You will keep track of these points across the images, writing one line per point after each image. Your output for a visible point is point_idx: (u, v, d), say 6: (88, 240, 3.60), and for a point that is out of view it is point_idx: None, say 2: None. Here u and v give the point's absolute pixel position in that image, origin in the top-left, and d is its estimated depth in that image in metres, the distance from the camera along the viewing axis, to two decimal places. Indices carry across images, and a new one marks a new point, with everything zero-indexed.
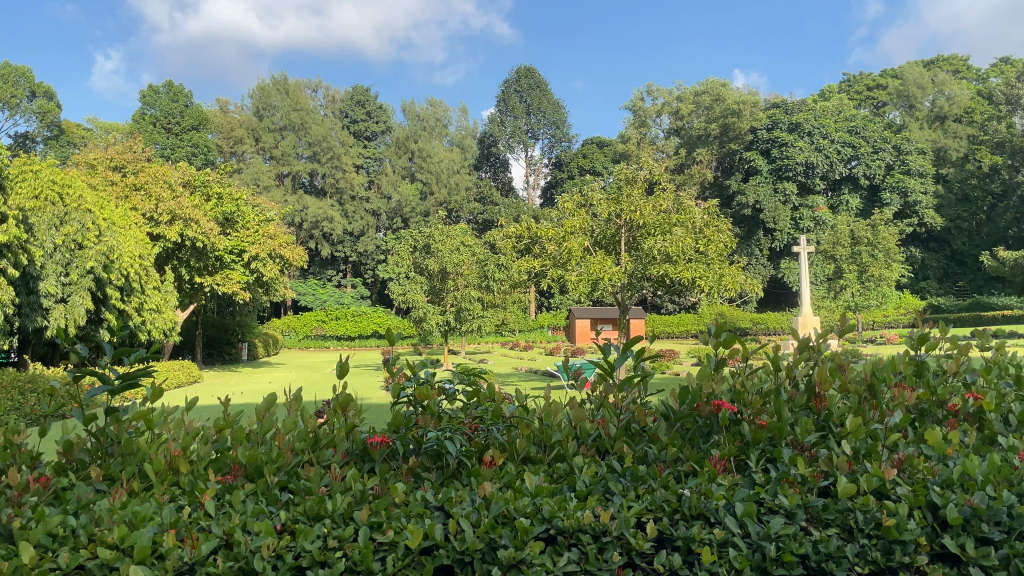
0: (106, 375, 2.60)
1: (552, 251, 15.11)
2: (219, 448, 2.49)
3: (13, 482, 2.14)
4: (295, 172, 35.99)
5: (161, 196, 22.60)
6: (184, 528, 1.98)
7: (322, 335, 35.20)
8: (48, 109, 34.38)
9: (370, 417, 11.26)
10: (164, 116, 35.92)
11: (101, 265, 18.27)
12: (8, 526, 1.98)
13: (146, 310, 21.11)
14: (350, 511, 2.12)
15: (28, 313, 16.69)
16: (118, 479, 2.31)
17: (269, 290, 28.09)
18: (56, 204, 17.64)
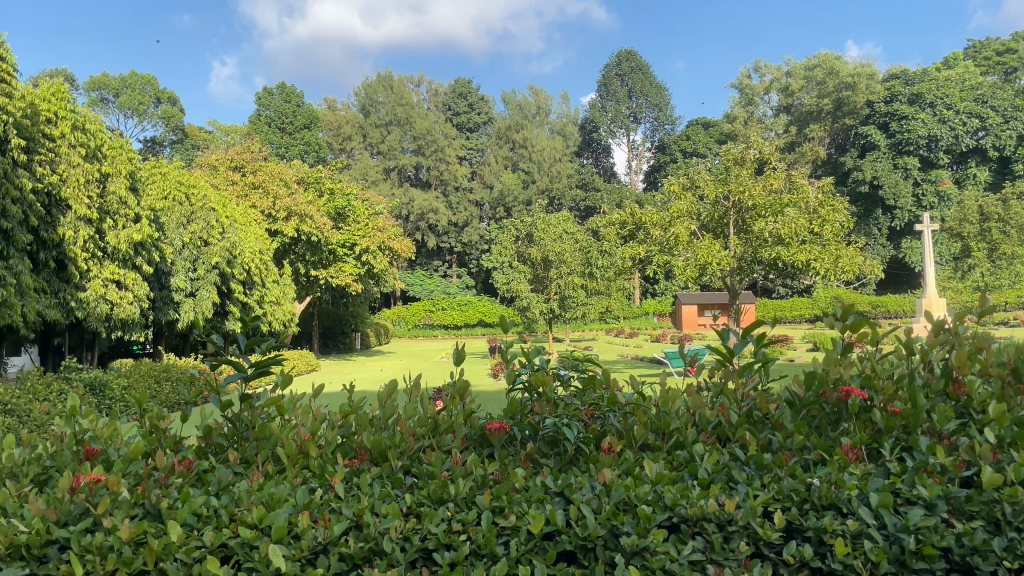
0: (239, 362, 2.73)
1: (658, 236, 14.84)
2: (345, 433, 2.58)
3: (160, 464, 2.29)
4: (401, 165, 37.04)
5: (278, 194, 23.77)
6: (317, 509, 2.06)
7: (431, 325, 36.13)
8: (173, 114, 36.53)
9: (486, 403, 11.52)
10: (279, 116, 36.91)
11: (225, 260, 19.49)
12: (156, 505, 2.10)
13: (268, 302, 22.44)
14: (472, 495, 2.15)
15: (162, 307, 17.79)
16: (254, 462, 2.43)
17: (380, 281, 28.98)
18: (184, 204, 18.62)
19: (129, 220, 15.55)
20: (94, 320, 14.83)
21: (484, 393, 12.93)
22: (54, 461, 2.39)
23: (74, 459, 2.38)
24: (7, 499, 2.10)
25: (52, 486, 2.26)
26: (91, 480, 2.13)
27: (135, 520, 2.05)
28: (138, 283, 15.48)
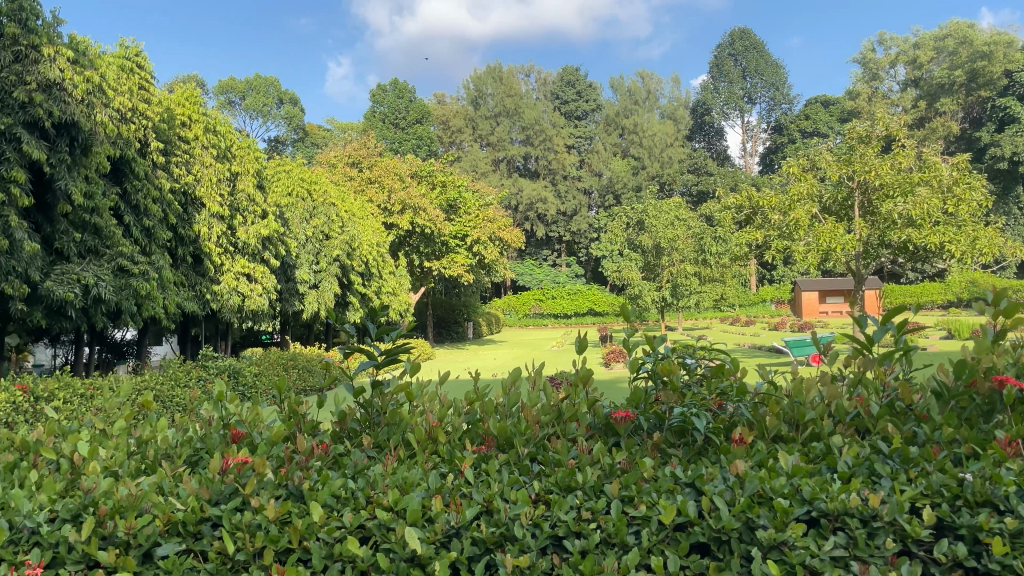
0: (371, 351, 2.82)
1: (776, 221, 14.32)
2: (471, 420, 2.62)
3: (301, 448, 2.40)
4: (510, 156, 37.36)
5: (393, 187, 24.48)
6: (449, 493, 2.11)
7: (541, 314, 36.34)
8: (294, 114, 38.11)
9: (608, 393, 11.38)
10: (393, 112, 37.85)
11: (345, 253, 20.28)
12: (298, 486, 2.20)
13: (385, 293, 23.31)
14: (601, 484, 2.14)
15: (289, 298, 18.64)
16: (386, 447, 2.51)
17: (491, 271, 29.38)
18: (307, 200, 19.48)
19: (257, 216, 16.38)
20: (228, 311, 15.73)
21: (602, 383, 12.81)
22: (204, 443, 2.54)
23: (222, 441, 2.53)
24: (164, 478, 2.25)
25: (203, 467, 2.41)
26: (239, 462, 2.27)
27: (279, 499, 2.15)
28: (266, 275, 16.34)
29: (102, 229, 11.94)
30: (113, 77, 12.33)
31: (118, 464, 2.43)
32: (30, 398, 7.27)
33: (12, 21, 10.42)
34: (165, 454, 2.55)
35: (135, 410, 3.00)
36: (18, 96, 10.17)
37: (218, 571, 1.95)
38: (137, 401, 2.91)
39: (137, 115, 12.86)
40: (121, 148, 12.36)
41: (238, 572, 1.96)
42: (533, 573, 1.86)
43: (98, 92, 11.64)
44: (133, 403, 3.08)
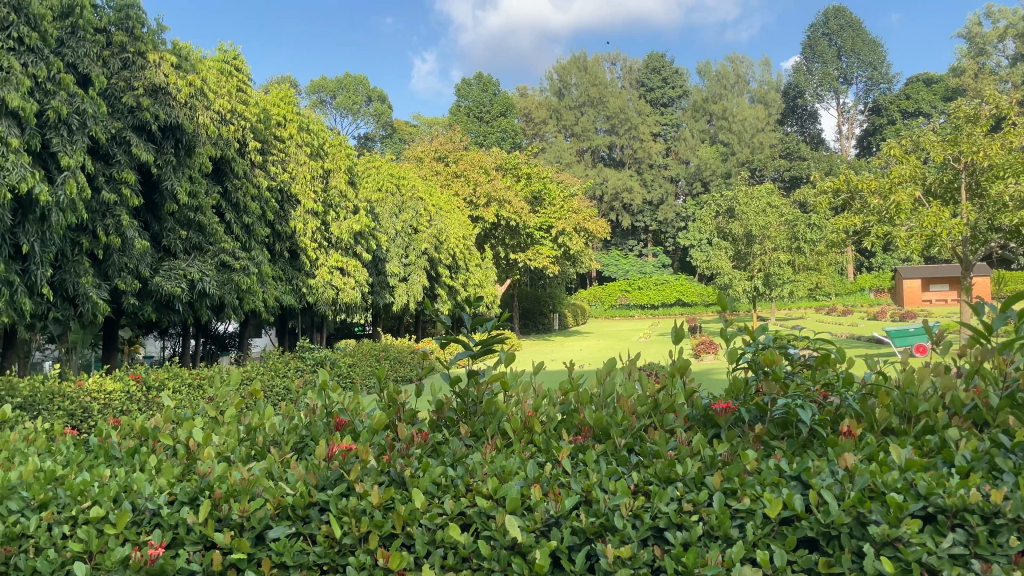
0: (466, 342, 2.83)
1: (875, 205, 13.74)
2: (566, 410, 2.62)
3: (401, 437, 2.45)
4: (595, 146, 37.16)
5: (478, 181, 24.73)
6: (548, 483, 2.11)
7: (627, 305, 36.05)
8: (382, 111, 38.91)
9: (706, 383, 11.26)
10: (477, 106, 37.85)
11: (433, 247, 20.63)
12: (399, 474, 2.25)
13: (471, 285, 23.64)
14: (702, 476, 2.09)
15: (380, 291, 19.08)
16: (483, 436, 2.54)
17: (576, 262, 29.31)
18: (396, 195, 19.90)
19: (349, 212, 16.84)
20: (323, 304, 16.25)
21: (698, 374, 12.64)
22: (309, 431, 2.63)
23: (326, 429, 2.62)
24: (274, 464, 2.35)
25: (309, 453, 2.50)
26: (344, 450, 2.34)
27: (382, 486, 2.21)
28: (358, 269, 16.80)
29: (205, 226, 12.47)
30: (213, 80, 12.84)
31: (230, 450, 2.54)
32: (143, 387, 7.66)
33: (120, 30, 10.96)
34: (274, 441, 2.66)
35: (245, 399, 3.14)
36: (127, 101, 10.73)
37: (327, 554, 2.01)
38: (245, 390, 3.04)
39: (236, 116, 13.37)
40: (222, 149, 12.88)
41: (346, 556, 2.02)
42: (635, 564, 1.85)
43: (201, 95, 12.17)
44: (243, 392, 3.22)
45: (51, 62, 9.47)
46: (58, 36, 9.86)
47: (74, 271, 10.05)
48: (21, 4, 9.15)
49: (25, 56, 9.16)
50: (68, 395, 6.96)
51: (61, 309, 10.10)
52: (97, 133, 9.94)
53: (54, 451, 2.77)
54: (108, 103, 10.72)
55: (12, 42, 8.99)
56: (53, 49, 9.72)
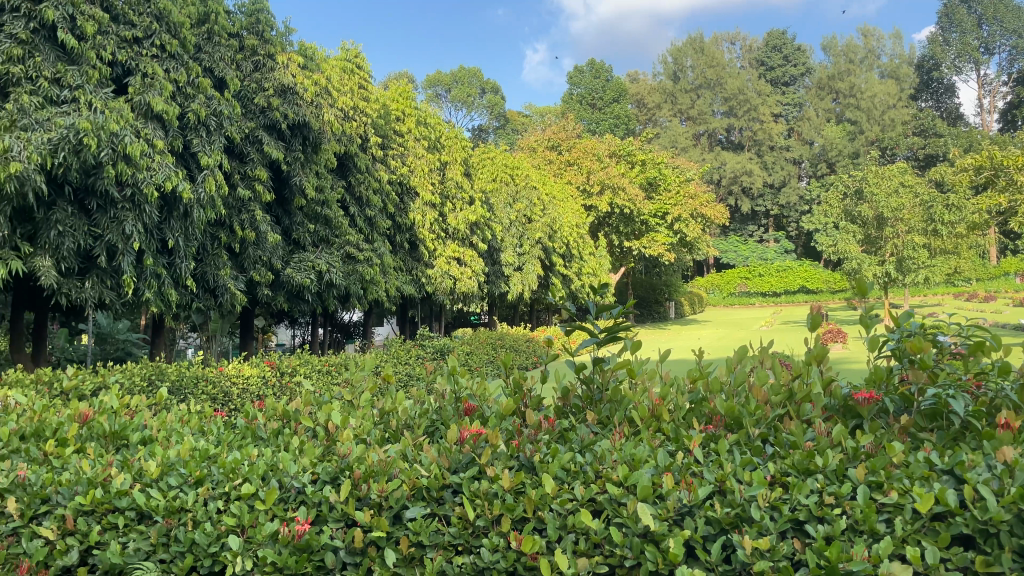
0: (591, 329, 2.80)
1: (1023, 182, 12.71)
2: (695, 398, 2.56)
3: (529, 423, 2.47)
4: (712, 129, 36.22)
5: (591, 168, 24.63)
6: (679, 471, 2.08)
7: (747, 292, 35.09)
8: (496, 102, 39.30)
9: (847, 375, 10.77)
10: (590, 93, 37.52)
11: (547, 236, 20.74)
12: (529, 460, 2.27)
13: (585, 274, 23.98)
14: (844, 468, 2.01)
15: (495, 280, 19.33)
16: (609, 423, 2.52)
17: (693, 249, 28.73)
18: (510, 185, 20.15)
19: (465, 203, 17.18)
20: (441, 294, 16.65)
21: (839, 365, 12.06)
22: (439, 415, 2.71)
23: (455, 414, 2.68)
24: (408, 447, 2.44)
25: (440, 437, 2.58)
26: (475, 434, 2.39)
27: (513, 470, 2.24)
28: (474, 259, 17.20)
29: (331, 220, 12.99)
30: (337, 79, 13.33)
31: (366, 432, 2.66)
32: (277, 372, 8.10)
33: (251, 34, 11.52)
34: (406, 425, 2.76)
35: (377, 383, 3.26)
36: (259, 101, 11.32)
37: (461, 536, 2.06)
38: (378, 376, 3.15)
39: (358, 113, 13.84)
40: (345, 144, 13.37)
41: (479, 538, 2.07)
42: (776, 556, 1.79)
43: (325, 93, 12.70)
44: (376, 377, 3.35)
45: (190, 67, 10.07)
46: (195, 43, 10.46)
47: (214, 264, 10.70)
48: (162, 13, 9.75)
49: (166, 62, 9.77)
50: (210, 379, 7.40)
51: (203, 300, 10.79)
52: (232, 133, 10.54)
53: (207, 431, 2.97)
54: (241, 104, 11.32)
55: (155, 49, 9.60)
56: (191, 55, 10.33)
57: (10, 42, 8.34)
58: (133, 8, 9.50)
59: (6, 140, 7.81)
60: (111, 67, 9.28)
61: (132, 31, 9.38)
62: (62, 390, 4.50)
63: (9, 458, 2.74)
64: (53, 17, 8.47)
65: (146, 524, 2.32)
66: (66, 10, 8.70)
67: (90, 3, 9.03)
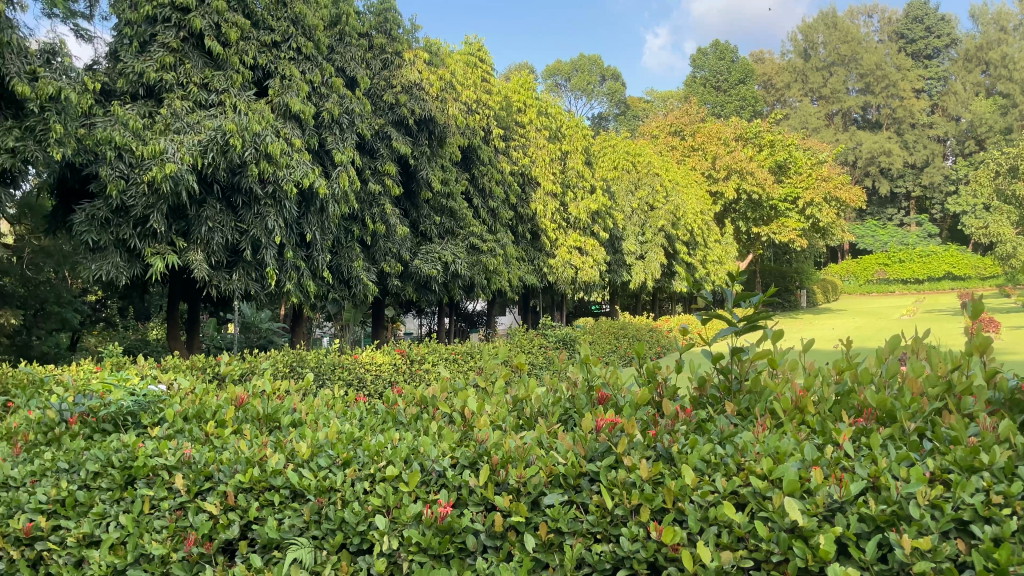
0: (729, 318, 2.71)
1: None
2: (842, 391, 2.45)
3: (666, 413, 2.43)
4: (846, 108, 34.42)
5: (717, 153, 23.98)
6: (828, 466, 2.00)
7: (886, 280, 33.26)
8: (616, 89, 38.86)
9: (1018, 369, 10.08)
10: (714, 76, 36.46)
11: (671, 223, 20.38)
12: (668, 450, 2.25)
13: (710, 262, 23.51)
14: (1013, 467, 1.87)
15: (617, 269, 19.20)
16: (749, 415, 2.44)
17: (826, 235, 27.49)
18: (632, 172, 19.95)
19: (586, 192, 17.16)
20: (563, 283, 16.72)
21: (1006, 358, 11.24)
22: (573, 403, 2.72)
23: (589, 402, 2.68)
24: (544, 435, 2.46)
25: (574, 425, 2.59)
26: (611, 424, 2.38)
27: (650, 460, 2.22)
28: (596, 248, 17.14)
29: (456, 212, 13.28)
30: (461, 73, 13.54)
31: (500, 419, 2.70)
32: (406, 359, 8.37)
33: (379, 33, 11.90)
34: (540, 412, 2.79)
35: (510, 372, 3.32)
36: (388, 98, 11.68)
37: (599, 524, 2.06)
38: (511, 364, 3.20)
39: (481, 106, 14.04)
40: (469, 138, 13.58)
41: (618, 527, 2.05)
42: (938, 558, 1.69)
43: (449, 88, 12.97)
44: (508, 366, 3.42)
45: (324, 68, 10.51)
46: (328, 44, 10.89)
47: (347, 256, 11.16)
48: (298, 17, 10.21)
49: (302, 64, 10.22)
50: (346, 366, 7.74)
51: (338, 290, 11.28)
52: (363, 129, 10.93)
53: (350, 415, 3.13)
54: (371, 101, 11.72)
55: (292, 52, 10.08)
56: (325, 56, 10.77)
57: (163, 51, 9.07)
58: (272, 14, 10.00)
59: (162, 143, 8.45)
60: (254, 71, 9.83)
61: (271, 36, 9.88)
62: (216, 375, 4.83)
63: (174, 437, 2.97)
64: (201, 26, 9.11)
65: (299, 502, 2.45)
66: (212, 19, 9.31)
67: (234, 11, 9.59)
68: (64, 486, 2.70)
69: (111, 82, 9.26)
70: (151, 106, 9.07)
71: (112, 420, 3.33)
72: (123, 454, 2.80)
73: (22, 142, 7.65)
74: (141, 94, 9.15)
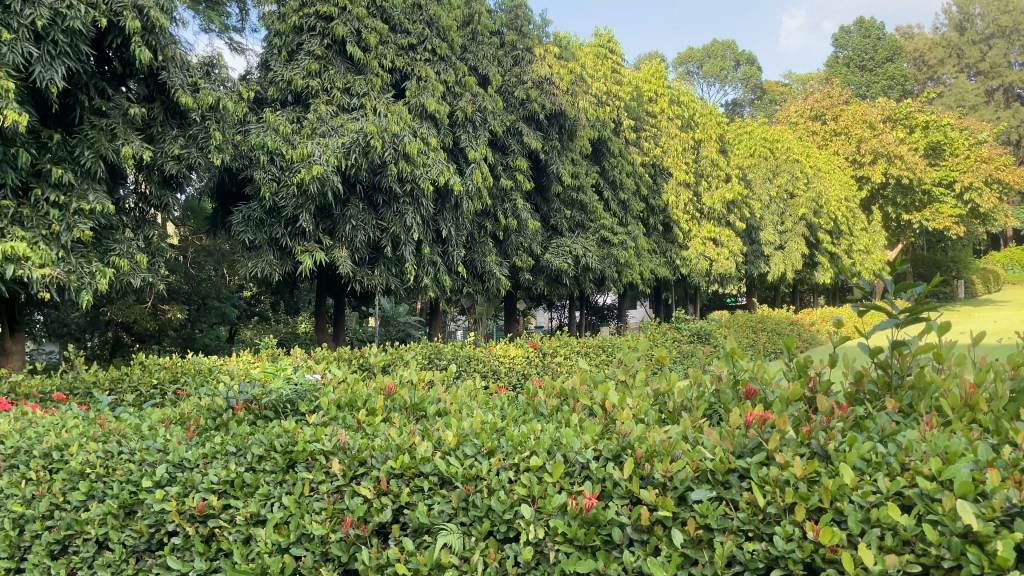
0: (890, 309, 2.55)
1: None
2: (1018, 389, 2.27)
3: (821, 408, 2.34)
4: (1009, 83, 31.84)
5: (862, 137, 22.79)
6: (1005, 468, 1.86)
7: None
8: (752, 73, 37.61)
9: None
10: (858, 55, 34.60)
11: (813, 211, 19.53)
12: (824, 448, 2.15)
13: (856, 251, 22.42)
14: None
15: (755, 260, 18.62)
16: (913, 413, 2.31)
17: (987, 220, 25.56)
18: (769, 159, 19.25)
19: (721, 180, 16.74)
20: (698, 276, 16.40)
21: None
22: (719, 399, 2.66)
23: (735, 398, 2.62)
24: (689, 429, 2.42)
25: (720, 420, 2.53)
26: (761, 420, 2.32)
27: (804, 458, 2.13)
28: (732, 239, 16.68)
29: (587, 205, 13.28)
30: (591, 65, 13.69)
31: (643, 412, 2.68)
32: (540, 353, 8.45)
33: (511, 29, 12.06)
34: (683, 407, 2.74)
35: (651, 365, 3.28)
36: (519, 95, 11.79)
37: (751, 521, 1.99)
38: (652, 357, 3.17)
39: (611, 98, 13.99)
40: (600, 130, 13.53)
41: (772, 526, 1.98)
42: None
43: (580, 81, 12.98)
44: (649, 359, 3.38)
45: (458, 67, 10.75)
46: (462, 44, 11.13)
47: (481, 251, 11.37)
48: (433, 19, 10.50)
49: (437, 64, 10.49)
50: (482, 359, 7.89)
51: (472, 285, 11.52)
52: (496, 126, 11.11)
53: (492, 405, 3.20)
54: (503, 98, 11.87)
55: (427, 53, 10.37)
56: (458, 56, 11.01)
57: (309, 59, 9.57)
58: (408, 17, 10.32)
59: (309, 146, 8.87)
60: (392, 74, 10.19)
61: (407, 38, 10.22)
62: (364, 367, 5.07)
63: (329, 424, 3.12)
64: (343, 33, 9.53)
65: (447, 489, 2.52)
66: (353, 25, 9.72)
67: (373, 17, 9.97)
68: (233, 468, 2.90)
69: (262, 90, 9.85)
70: (299, 111, 9.57)
71: (273, 407, 3.54)
72: (284, 439, 2.98)
73: (187, 150, 8.23)
74: (290, 101, 9.68)
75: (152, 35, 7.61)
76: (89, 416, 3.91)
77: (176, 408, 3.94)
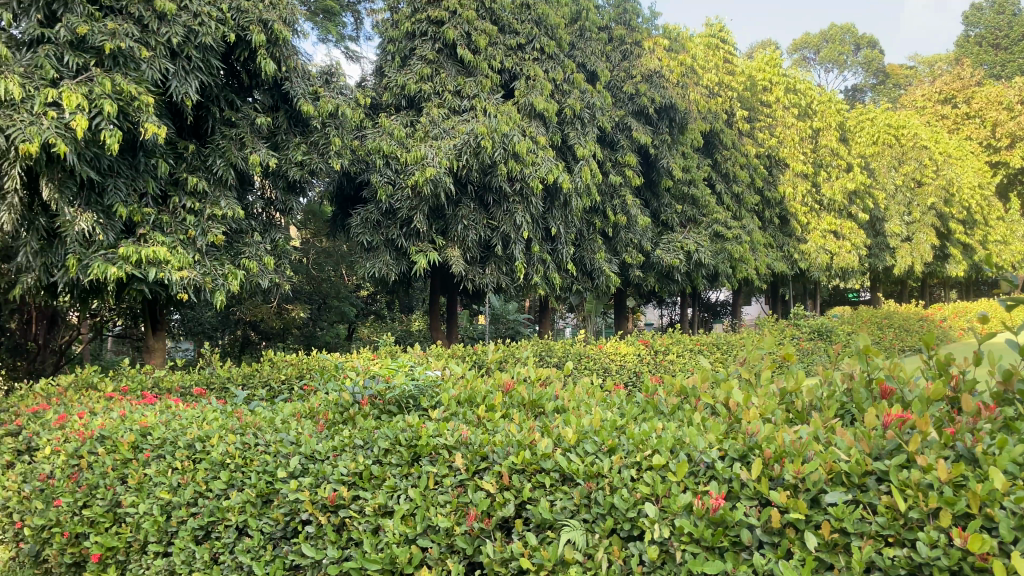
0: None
1: None
2: None
3: (967, 409, 2.21)
4: None
5: (998, 120, 21.41)
6: None
7: None
8: (873, 57, 35.77)
9: None
10: (992, 32, 32.38)
11: (943, 201, 18.47)
12: (971, 450, 2.03)
13: (991, 242, 21.05)
14: None
15: (879, 253, 17.77)
16: None
17: None
18: (895, 146, 18.27)
19: (841, 170, 16.05)
20: (818, 269, 15.80)
21: None
22: (852, 398, 2.55)
23: (870, 397, 2.50)
24: (821, 429, 2.33)
25: (854, 420, 2.43)
26: (900, 421, 2.21)
27: (948, 460, 2.02)
28: (854, 231, 15.98)
29: (699, 199, 13.04)
30: (701, 56, 13.43)
31: (770, 411, 2.60)
32: (650, 350, 8.28)
33: (619, 24, 11.97)
34: (814, 407, 2.65)
35: (776, 363, 3.19)
36: (628, 89, 11.66)
37: (891, 526, 1.91)
38: (777, 355, 3.07)
39: (723, 88, 13.66)
40: (711, 122, 13.27)
41: (914, 531, 1.89)
42: None
43: (690, 72, 12.74)
44: (772, 356, 3.29)
45: (566, 65, 10.77)
46: (570, 41, 11.13)
47: (591, 249, 11.34)
48: (541, 18, 10.59)
49: (545, 63, 10.55)
50: (592, 357, 7.80)
51: (582, 282, 11.48)
52: (604, 122, 11.06)
53: (610, 403, 3.19)
54: (612, 93, 11.77)
55: (536, 52, 10.45)
56: (566, 53, 11.03)
57: (422, 63, 9.83)
58: (516, 18, 10.44)
59: (422, 149, 9.09)
60: (501, 75, 10.33)
61: (516, 39, 10.32)
62: (480, 363, 5.18)
63: (450, 419, 3.20)
64: (453, 36, 9.74)
65: (569, 485, 2.54)
66: (463, 29, 9.90)
67: (483, 19, 10.12)
68: (362, 461, 3.01)
69: (377, 95, 10.17)
70: (412, 115, 9.83)
71: (397, 402, 3.67)
72: (408, 433, 3.07)
73: (309, 156, 8.60)
74: (403, 105, 9.95)
75: (276, 48, 7.99)
76: (227, 410, 4.15)
77: (305, 402, 4.13)
